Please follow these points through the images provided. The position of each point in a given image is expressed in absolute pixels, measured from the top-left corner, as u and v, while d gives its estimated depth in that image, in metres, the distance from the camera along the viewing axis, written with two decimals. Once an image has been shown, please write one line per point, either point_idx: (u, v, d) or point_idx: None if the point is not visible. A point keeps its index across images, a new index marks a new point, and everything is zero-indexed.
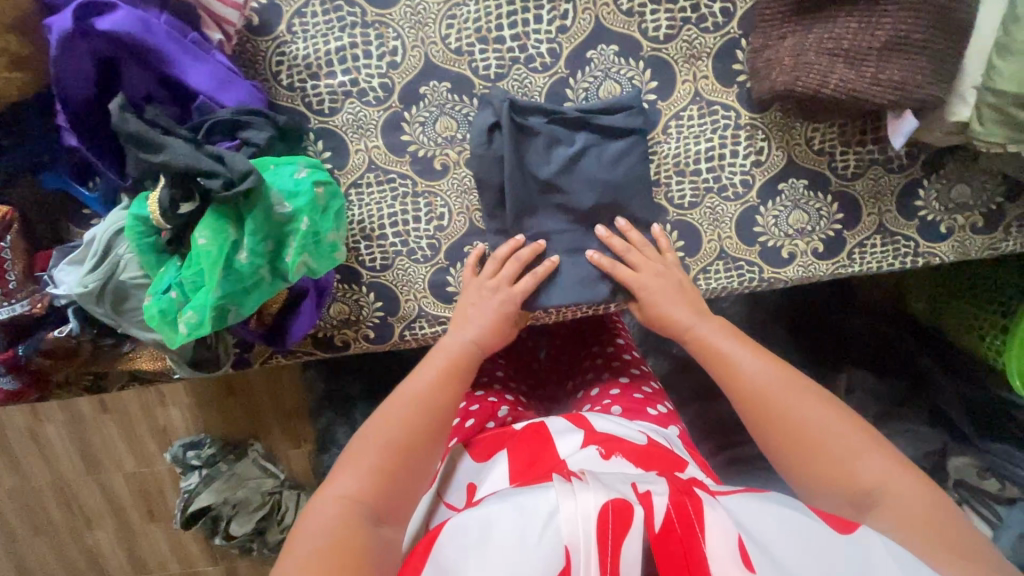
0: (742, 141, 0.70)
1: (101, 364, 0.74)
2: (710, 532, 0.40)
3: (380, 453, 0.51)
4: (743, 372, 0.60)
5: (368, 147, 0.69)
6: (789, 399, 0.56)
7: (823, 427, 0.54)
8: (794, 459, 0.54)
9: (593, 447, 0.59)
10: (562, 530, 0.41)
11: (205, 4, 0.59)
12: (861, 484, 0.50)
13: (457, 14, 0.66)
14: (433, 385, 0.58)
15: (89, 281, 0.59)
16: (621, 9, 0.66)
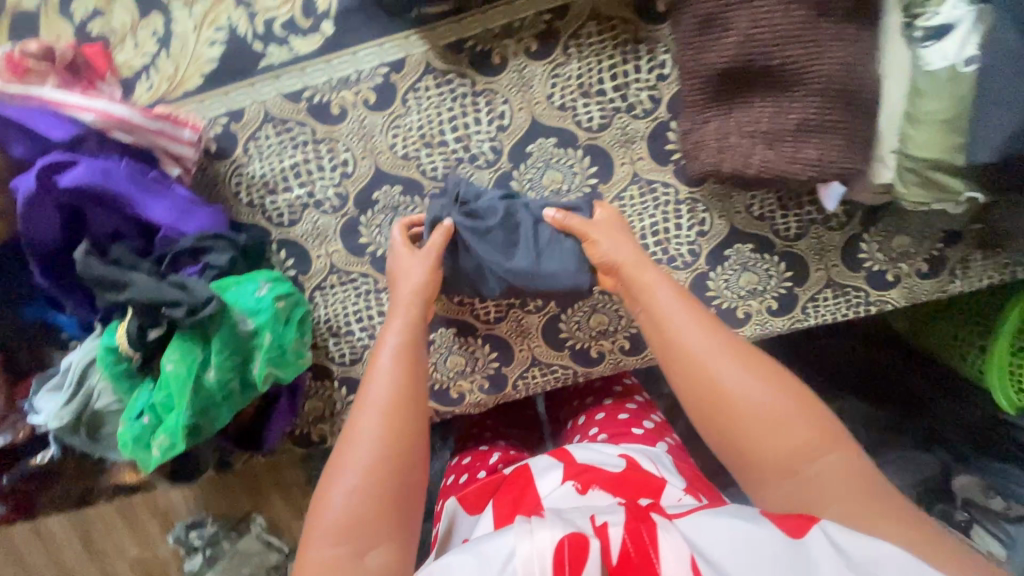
0: (684, 213, 0.73)
1: (86, 479, 0.75)
2: (664, 556, 0.39)
3: (354, 483, 0.48)
4: (678, 334, 0.54)
5: (329, 252, 0.72)
6: (727, 368, 0.51)
7: (763, 400, 0.49)
8: (721, 434, 0.50)
9: (571, 482, 0.59)
10: (519, 573, 0.39)
11: (163, 145, 0.64)
12: (792, 461, 0.47)
13: (401, 124, 0.69)
14: (395, 384, 0.54)
15: (65, 414, 0.61)
16: (554, 105, 0.70)
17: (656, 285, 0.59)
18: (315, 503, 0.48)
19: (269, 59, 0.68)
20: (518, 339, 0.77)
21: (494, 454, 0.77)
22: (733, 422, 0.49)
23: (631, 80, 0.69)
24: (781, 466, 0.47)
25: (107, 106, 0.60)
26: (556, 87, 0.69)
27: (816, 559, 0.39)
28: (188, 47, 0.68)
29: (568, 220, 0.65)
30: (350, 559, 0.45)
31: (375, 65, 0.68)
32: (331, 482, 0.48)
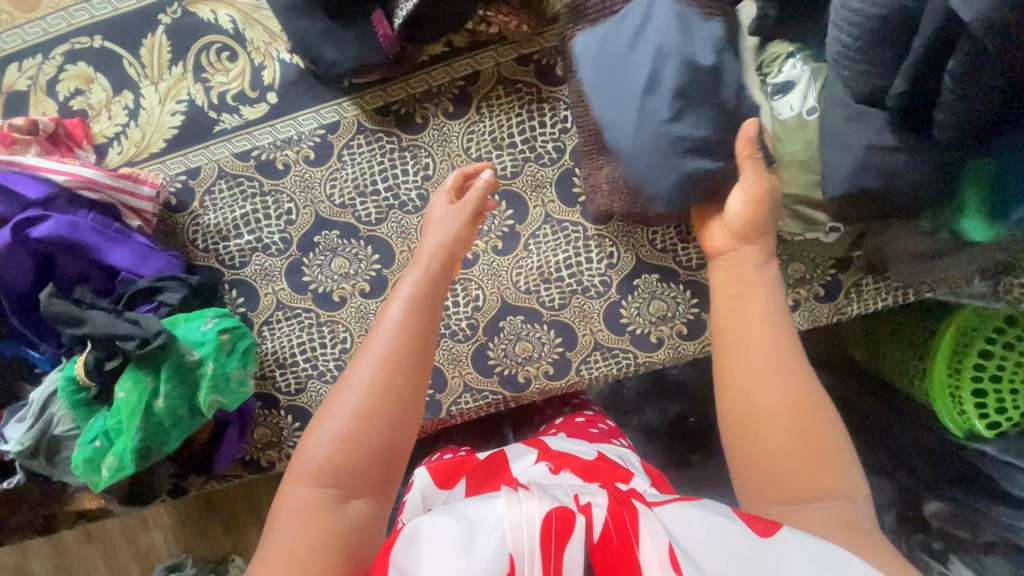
0: (594, 248, 0.81)
1: (51, 505, 0.81)
2: (642, 538, 0.42)
3: (346, 428, 0.51)
4: (741, 331, 0.58)
5: (275, 290, 0.81)
6: (775, 378, 0.54)
7: (782, 412, 0.52)
8: (737, 425, 0.53)
9: (544, 464, 0.65)
10: (506, 537, 0.41)
11: (126, 200, 0.74)
12: (792, 481, 0.49)
13: (338, 177, 0.79)
14: (395, 341, 0.57)
15: (25, 438, 0.68)
16: (471, 156, 0.79)
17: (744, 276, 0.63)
18: (307, 441, 0.52)
19: (222, 125, 0.79)
20: (450, 366, 0.83)
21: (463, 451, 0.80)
22: (752, 423, 0.52)
23: (537, 134, 0.79)
24: (774, 470, 0.50)
25: (76, 168, 0.71)
26: (472, 141, 0.79)
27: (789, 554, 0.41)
28: (154, 117, 0.79)
29: (722, 174, 0.66)
30: (331, 502, 0.49)
31: (314, 127, 0.79)
32: (327, 424, 0.52)
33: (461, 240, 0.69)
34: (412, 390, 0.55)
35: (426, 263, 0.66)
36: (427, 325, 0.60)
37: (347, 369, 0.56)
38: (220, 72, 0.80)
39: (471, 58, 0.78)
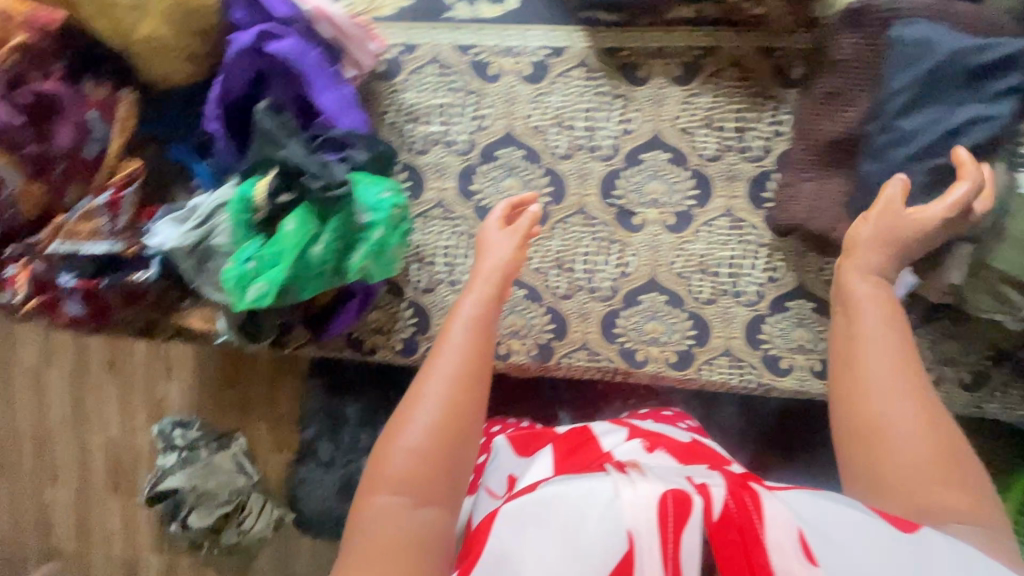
0: (761, 257, 0.79)
1: (160, 313, 0.82)
2: (768, 523, 0.38)
3: (415, 442, 0.51)
4: (863, 349, 0.53)
5: (441, 187, 0.80)
6: (897, 398, 0.49)
7: (903, 429, 0.48)
8: (855, 440, 0.50)
9: (637, 440, 0.66)
10: (624, 515, 0.38)
11: (349, 52, 0.74)
12: (918, 492, 0.45)
13: (543, 101, 0.78)
14: (461, 356, 0.57)
15: (188, 238, 0.70)
16: (679, 126, 0.78)
17: (858, 298, 0.56)
18: (379, 455, 0.51)
19: (452, 12, 0.78)
20: (577, 320, 0.82)
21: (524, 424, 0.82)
22: (872, 436, 0.49)
23: (752, 127, 0.77)
24: (897, 476, 0.46)
25: (325, 5, 0.71)
26: (685, 112, 0.77)
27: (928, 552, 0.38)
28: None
29: (897, 188, 0.60)
30: (406, 511, 0.48)
31: (539, 45, 0.77)
32: (396, 439, 0.52)
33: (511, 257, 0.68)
34: (475, 406, 0.55)
35: (491, 280, 0.66)
36: (489, 344, 0.60)
37: (414, 386, 0.56)
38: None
39: (718, 31, 0.75)
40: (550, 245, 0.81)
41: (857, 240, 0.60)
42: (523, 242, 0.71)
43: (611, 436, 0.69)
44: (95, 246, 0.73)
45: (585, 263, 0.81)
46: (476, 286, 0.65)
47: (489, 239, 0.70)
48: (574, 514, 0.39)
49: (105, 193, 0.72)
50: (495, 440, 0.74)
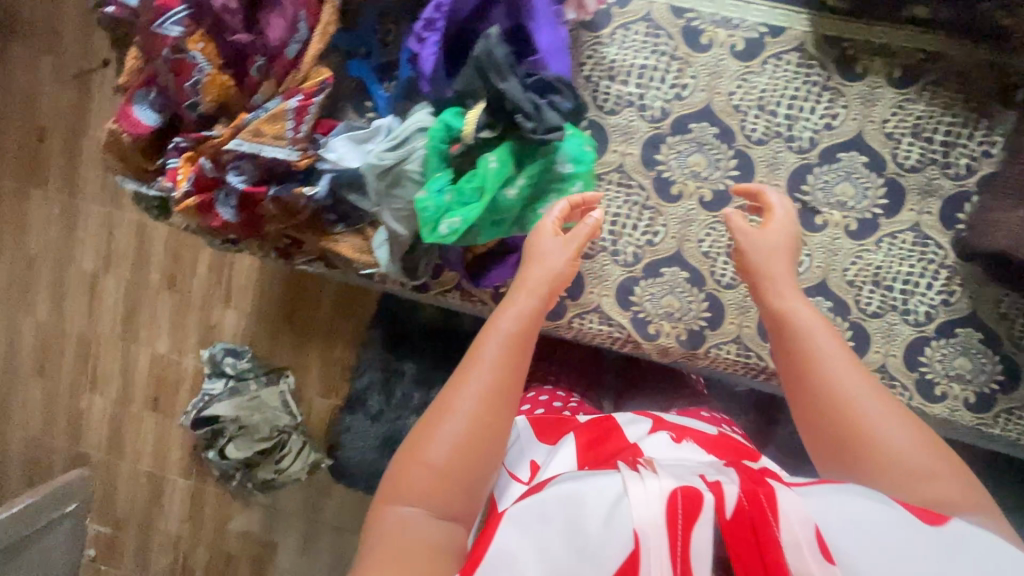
0: (940, 278, 0.77)
1: (308, 233, 0.79)
2: (783, 521, 0.43)
3: (441, 459, 0.55)
4: (825, 378, 0.58)
5: (625, 152, 0.77)
6: (869, 405, 0.56)
7: (901, 439, 0.54)
8: (828, 446, 0.56)
9: (663, 432, 0.68)
10: (633, 514, 0.44)
11: None
12: (906, 475, 0.52)
13: (750, 80, 0.75)
14: (492, 376, 0.59)
15: (385, 157, 0.67)
16: (884, 130, 0.75)
17: (802, 324, 0.62)
18: (406, 467, 0.56)
19: None
20: (735, 313, 0.79)
21: (572, 398, 0.89)
22: (860, 444, 0.54)
23: (960, 144, 0.74)
24: (892, 483, 0.52)
25: None
26: (894, 117, 0.74)
27: (963, 543, 0.44)
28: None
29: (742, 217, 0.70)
30: (425, 516, 0.54)
31: (758, 22, 0.74)
32: (421, 456, 0.56)
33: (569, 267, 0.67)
34: (500, 427, 0.58)
35: (536, 296, 0.65)
36: (519, 367, 0.62)
37: (442, 400, 0.59)
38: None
39: (951, 38, 0.72)
40: (725, 231, 0.78)
41: (744, 254, 0.69)
42: (574, 260, 0.67)
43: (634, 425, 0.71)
44: (274, 151, 0.70)
45: None
46: (519, 296, 0.65)
47: (534, 236, 0.68)
48: (579, 510, 0.45)
49: (296, 97, 0.68)
50: (516, 424, 0.75)
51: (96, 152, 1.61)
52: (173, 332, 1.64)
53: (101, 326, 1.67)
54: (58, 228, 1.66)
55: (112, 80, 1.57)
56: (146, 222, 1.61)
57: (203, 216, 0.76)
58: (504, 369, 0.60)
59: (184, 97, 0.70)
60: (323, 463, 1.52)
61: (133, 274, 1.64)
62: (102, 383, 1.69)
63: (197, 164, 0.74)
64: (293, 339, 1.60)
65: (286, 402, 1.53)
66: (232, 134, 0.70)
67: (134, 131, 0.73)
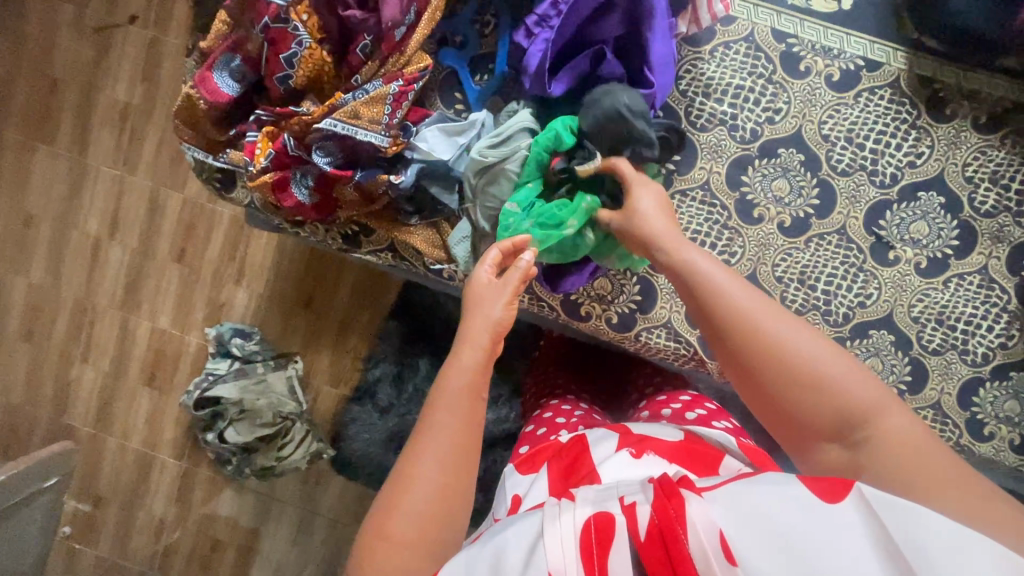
0: (1000, 322, 0.78)
1: (382, 221, 0.77)
2: (692, 534, 0.41)
3: (405, 535, 0.49)
4: (717, 303, 0.57)
5: (712, 170, 0.77)
6: (761, 322, 0.54)
7: (817, 362, 0.51)
8: (760, 402, 0.53)
9: (625, 448, 0.65)
10: (546, 557, 0.43)
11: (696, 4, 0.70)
12: (843, 423, 0.49)
13: (841, 112, 0.76)
14: (455, 431, 0.54)
15: (490, 154, 0.68)
16: (965, 173, 0.76)
17: (685, 260, 0.61)
18: (369, 545, 0.49)
19: None
20: None
21: (578, 409, 0.85)
22: (777, 394, 0.52)
23: None
24: (817, 420, 0.50)
25: None
26: (975, 161, 0.76)
27: (863, 521, 0.40)
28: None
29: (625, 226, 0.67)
30: None
31: (856, 55, 0.75)
32: (386, 532, 0.49)
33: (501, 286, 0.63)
34: (463, 490, 0.53)
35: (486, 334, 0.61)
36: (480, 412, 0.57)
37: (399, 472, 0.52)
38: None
39: None
40: (801, 256, 0.78)
41: (635, 214, 0.66)
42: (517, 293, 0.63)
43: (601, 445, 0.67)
44: (366, 133, 0.66)
45: (827, 282, 0.79)
46: (469, 337, 0.60)
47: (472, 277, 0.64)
48: (503, 561, 0.44)
49: (398, 81, 0.66)
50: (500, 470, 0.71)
51: (112, 110, 1.52)
52: (179, 305, 1.56)
53: (99, 292, 1.58)
54: (64, 186, 1.57)
55: (138, 37, 1.49)
56: (160, 189, 1.53)
57: (275, 195, 0.72)
58: (464, 421, 0.55)
59: (277, 69, 0.67)
60: (325, 454, 1.47)
61: (139, 242, 1.55)
62: (94, 354, 1.59)
63: (278, 140, 0.70)
64: (308, 323, 1.53)
65: (292, 388, 1.47)
66: (324, 112, 0.67)
67: (213, 99, 0.69)
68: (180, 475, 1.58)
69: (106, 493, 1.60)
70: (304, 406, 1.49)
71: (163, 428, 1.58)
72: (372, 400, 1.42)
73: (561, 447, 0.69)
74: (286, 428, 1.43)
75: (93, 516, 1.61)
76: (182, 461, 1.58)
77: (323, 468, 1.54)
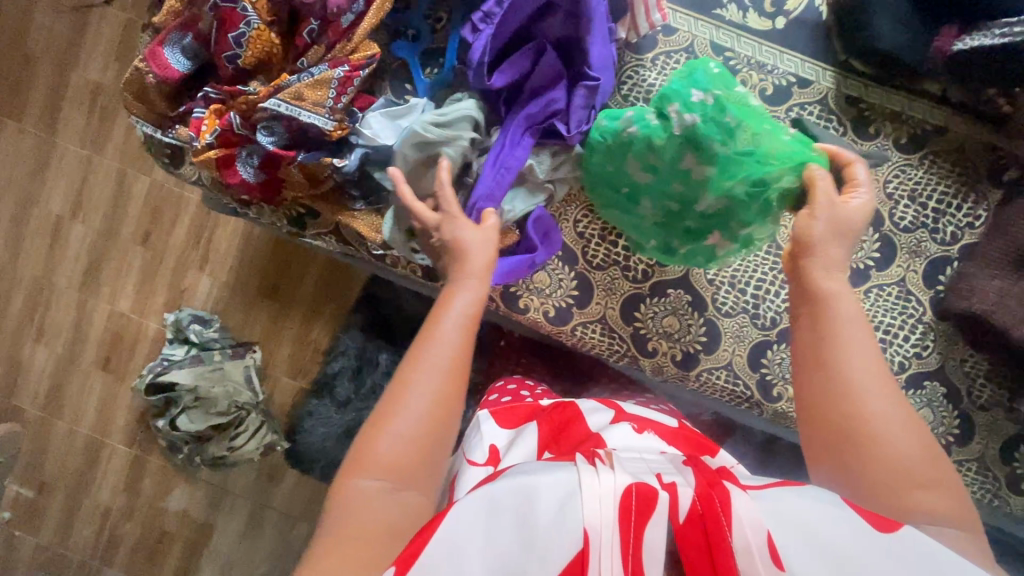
0: (916, 333, 0.82)
1: (325, 206, 0.78)
2: (737, 527, 0.40)
3: (396, 447, 0.53)
4: (841, 358, 0.56)
5: None
6: (877, 388, 0.54)
7: (913, 451, 0.52)
8: (833, 443, 0.54)
9: (625, 423, 0.69)
10: (585, 513, 0.42)
11: (634, 12, 0.74)
12: (912, 498, 0.50)
13: (773, 124, 0.79)
14: (456, 347, 0.59)
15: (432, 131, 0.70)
16: (886, 190, 0.80)
17: (830, 291, 0.61)
18: (361, 452, 0.53)
19: (722, 12, 0.79)
20: (730, 340, 0.83)
21: (539, 386, 0.88)
22: (868, 439, 0.52)
23: (948, 213, 0.80)
24: (890, 490, 0.51)
25: None
26: (895, 178, 0.80)
27: (915, 551, 0.42)
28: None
29: (822, 183, 0.64)
30: (385, 491, 0.52)
31: (789, 72, 0.79)
32: (382, 444, 0.53)
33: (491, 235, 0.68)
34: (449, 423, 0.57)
35: (480, 280, 0.65)
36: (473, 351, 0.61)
37: (402, 376, 0.57)
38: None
39: (952, 113, 0.79)
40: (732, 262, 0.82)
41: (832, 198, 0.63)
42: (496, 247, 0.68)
43: (597, 416, 0.72)
44: (310, 115, 0.68)
45: (756, 287, 0.82)
46: (471, 282, 0.64)
47: (447, 216, 0.67)
48: (532, 506, 0.43)
49: (343, 67, 0.68)
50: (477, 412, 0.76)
51: (83, 90, 1.52)
52: (139, 290, 1.54)
53: (59, 273, 1.56)
54: (29, 164, 1.55)
55: (116, 19, 1.50)
56: (127, 172, 1.53)
57: (221, 173, 0.74)
58: (462, 346, 0.60)
59: (225, 47, 0.68)
60: (278, 446, 1.45)
61: (103, 224, 1.54)
62: (48, 335, 1.56)
63: (224, 118, 0.71)
64: (269, 313, 1.52)
65: (249, 377, 1.45)
66: (270, 93, 0.69)
67: (163, 75, 0.71)
68: (130, 463, 1.55)
69: (52, 479, 1.57)
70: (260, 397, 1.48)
71: (112, 414, 1.55)
72: (327, 391, 1.41)
73: (546, 412, 0.74)
74: (239, 419, 1.41)
75: (36, 502, 1.57)
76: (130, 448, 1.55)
77: (275, 460, 1.52)
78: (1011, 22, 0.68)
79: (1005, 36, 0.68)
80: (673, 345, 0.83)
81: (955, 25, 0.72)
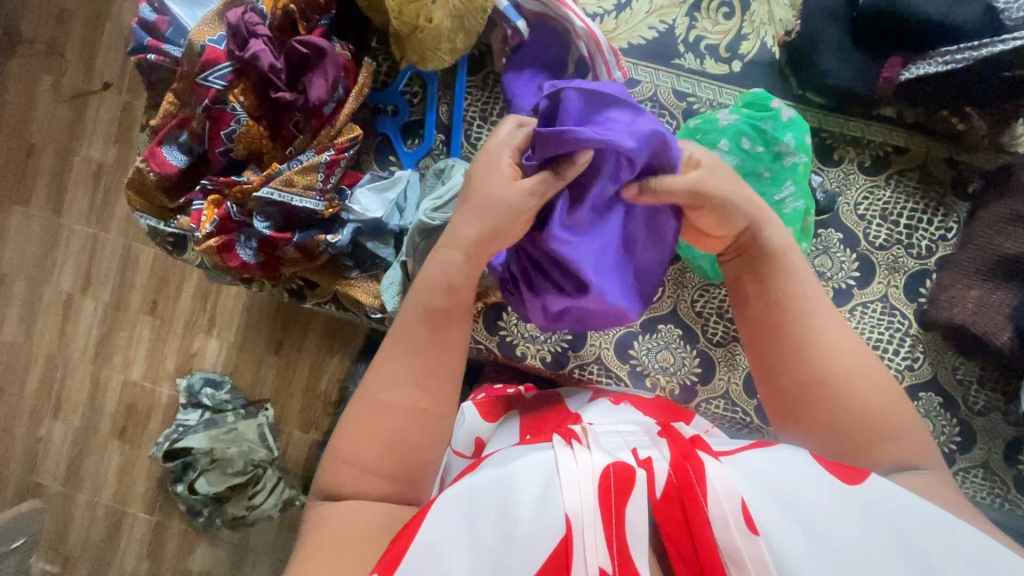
0: (904, 346, 0.83)
1: (324, 277, 0.80)
2: (711, 497, 0.41)
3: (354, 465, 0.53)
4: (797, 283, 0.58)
5: None
6: (818, 319, 0.56)
7: (861, 389, 0.54)
8: (795, 396, 0.56)
9: (604, 399, 0.75)
10: (564, 501, 0.43)
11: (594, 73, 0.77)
12: (851, 431, 0.53)
13: None
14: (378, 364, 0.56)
15: (437, 216, 0.71)
16: (856, 211, 0.83)
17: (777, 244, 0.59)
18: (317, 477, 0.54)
19: (682, 62, 0.85)
20: (724, 368, 0.85)
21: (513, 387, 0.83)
22: (819, 378, 0.54)
23: (921, 228, 0.83)
24: (847, 430, 0.53)
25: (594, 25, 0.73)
26: (865, 200, 0.83)
27: (881, 502, 0.42)
28: (634, 20, 0.85)
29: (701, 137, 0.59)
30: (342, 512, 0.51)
31: None
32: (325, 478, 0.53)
33: (517, 190, 0.54)
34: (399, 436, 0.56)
35: None
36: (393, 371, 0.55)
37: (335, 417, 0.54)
38: (710, 20, 0.85)
39: (913, 135, 0.83)
40: (716, 294, 0.85)
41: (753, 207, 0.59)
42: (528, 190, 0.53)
43: (576, 399, 0.77)
44: (307, 201, 0.74)
45: None
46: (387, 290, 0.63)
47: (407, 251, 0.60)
48: (510, 494, 0.44)
49: (330, 151, 0.74)
50: (461, 405, 0.76)
51: (86, 170, 1.55)
52: (151, 357, 1.55)
53: (71, 347, 1.57)
54: (36, 244, 1.57)
55: (113, 103, 1.54)
56: (132, 245, 1.55)
57: (221, 257, 0.76)
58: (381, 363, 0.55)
59: (218, 143, 0.75)
60: (297, 500, 1.45)
61: (111, 297, 1.55)
62: (63, 410, 1.57)
63: (223, 207, 0.76)
64: (277, 370, 1.52)
65: (263, 435, 1.44)
66: (263, 181, 0.74)
67: (162, 171, 0.76)
68: (150, 531, 1.54)
69: (75, 552, 1.56)
70: (275, 452, 1.47)
71: (129, 483, 1.55)
72: None
73: (524, 402, 0.76)
74: (255, 476, 1.41)
75: None
76: (147, 516, 1.54)
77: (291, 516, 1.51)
78: (951, 50, 0.72)
79: (948, 63, 0.72)
80: (667, 378, 0.85)
81: (901, 55, 0.76)
